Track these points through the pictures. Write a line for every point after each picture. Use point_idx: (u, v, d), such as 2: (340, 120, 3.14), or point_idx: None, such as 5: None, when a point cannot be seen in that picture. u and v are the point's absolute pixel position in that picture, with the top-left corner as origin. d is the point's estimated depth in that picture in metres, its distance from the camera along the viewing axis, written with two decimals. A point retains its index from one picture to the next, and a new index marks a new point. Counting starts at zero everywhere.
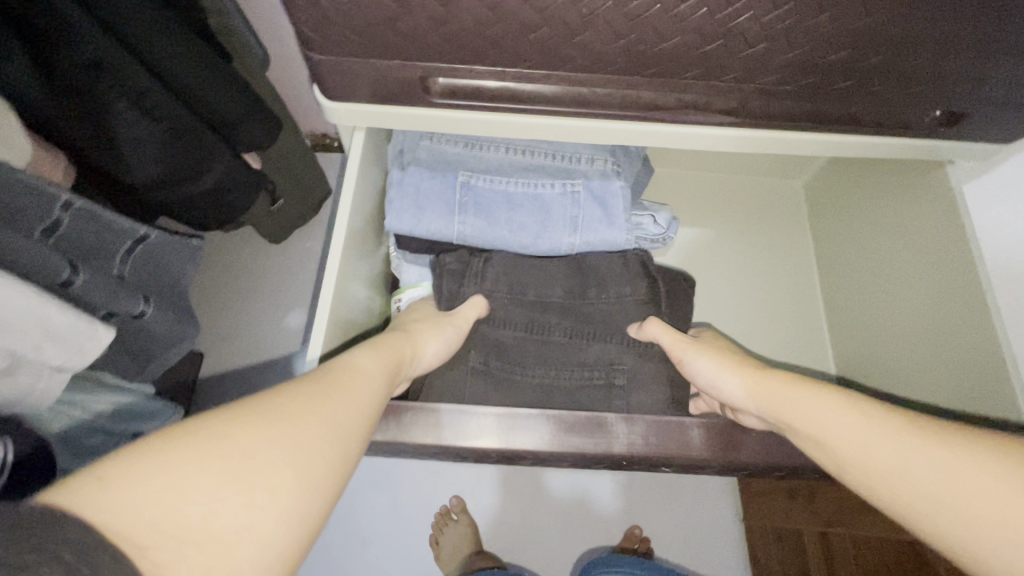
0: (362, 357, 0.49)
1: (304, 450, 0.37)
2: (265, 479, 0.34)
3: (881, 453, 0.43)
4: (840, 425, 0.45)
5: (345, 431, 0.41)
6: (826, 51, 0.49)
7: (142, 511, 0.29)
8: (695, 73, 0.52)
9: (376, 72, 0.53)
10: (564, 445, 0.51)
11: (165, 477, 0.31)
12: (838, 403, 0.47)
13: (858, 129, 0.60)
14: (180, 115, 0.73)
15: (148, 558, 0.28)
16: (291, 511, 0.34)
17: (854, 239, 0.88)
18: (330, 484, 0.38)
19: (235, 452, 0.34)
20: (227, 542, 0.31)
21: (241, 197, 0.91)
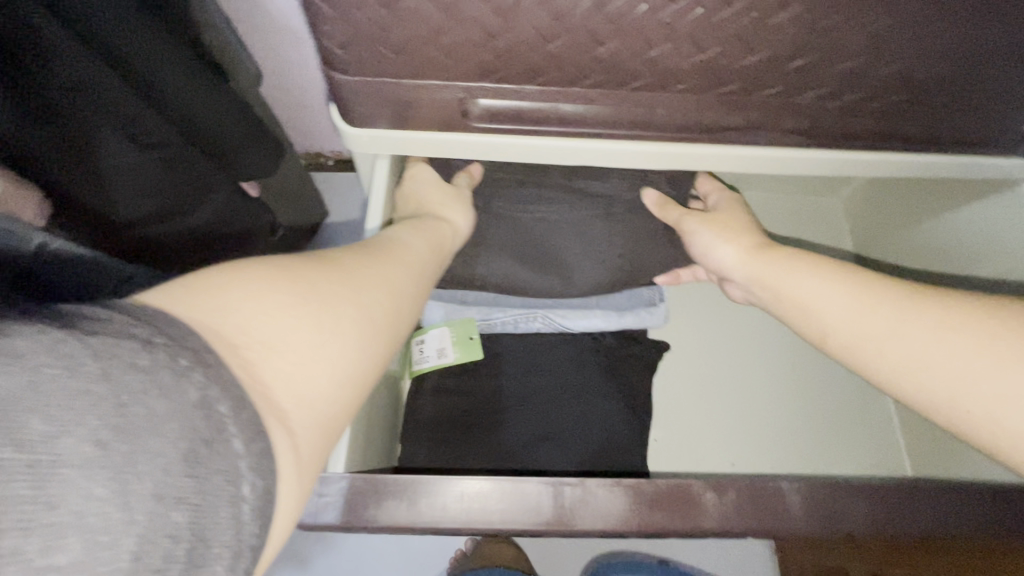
0: (407, 231, 0.47)
1: (366, 292, 0.34)
2: (332, 309, 0.32)
3: (856, 319, 0.46)
4: (827, 295, 0.48)
5: (404, 289, 0.38)
6: (930, 63, 0.43)
7: (230, 315, 0.28)
8: (776, 89, 0.45)
9: (410, 95, 0.45)
10: (645, 525, 0.46)
11: (245, 289, 0.29)
12: (835, 274, 0.49)
13: (938, 148, 0.54)
14: (174, 142, 0.66)
15: (237, 353, 0.27)
16: (357, 342, 0.32)
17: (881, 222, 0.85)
18: (394, 322, 0.36)
19: (302, 274, 0.32)
20: (311, 350, 0.30)
21: (239, 227, 0.84)
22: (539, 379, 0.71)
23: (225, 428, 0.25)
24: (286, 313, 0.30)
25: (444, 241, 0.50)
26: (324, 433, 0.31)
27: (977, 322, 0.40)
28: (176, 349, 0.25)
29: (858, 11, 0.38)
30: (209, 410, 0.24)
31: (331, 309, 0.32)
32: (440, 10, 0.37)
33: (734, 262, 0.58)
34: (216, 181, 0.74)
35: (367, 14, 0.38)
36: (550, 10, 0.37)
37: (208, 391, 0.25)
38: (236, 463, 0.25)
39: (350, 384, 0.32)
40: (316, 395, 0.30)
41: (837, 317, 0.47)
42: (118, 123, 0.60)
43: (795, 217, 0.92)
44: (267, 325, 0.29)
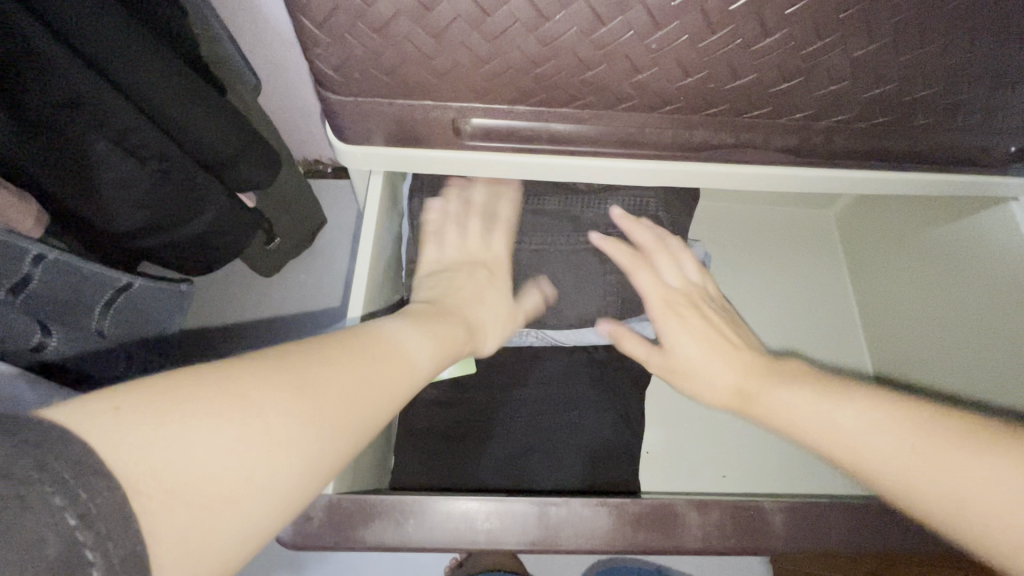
0: (401, 324, 0.48)
1: (313, 430, 0.34)
2: (264, 444, 0.31)
3: (887, 447, 0.41)
4: (835, 415, 0.44)
5: (359, 421, 0.38)
6: (914, 87, 0.44)
7: (152, 447, 0.27)
8: (763, 111, 0.46)
9: (403, 115, 0.46)
10: (630, 541, 0.46)
11: (174, 415, 0.29)
12: (843, 396, 0.45)
13: (926, 167, 0.55)
14: (169, 155, 0.66)
15: (142, 496, 0.26)
16: (278, 486, 0.32)
17: (875, 237, 0.86)
18: (331, 464, 0.35)
19: (249, 404, 0.32)
20: (225, 486, 0.30)
21: (235, 240, 0.83)
22: (531, 393, 0.71)
23: (75, 542, 0.23)
24: (209, 443, 0.29)
25: (436, 334, 0.51)
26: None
27: (957, 442, 0.40)
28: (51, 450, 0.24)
29: (842, 37, 0.39)
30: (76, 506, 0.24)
31: (258, 437, 0.31)
32: (431, 35, 0.38)
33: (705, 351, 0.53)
34: (212, 194, 0.73)
35: (360, 38, 0.38)
36: (538, 36, 0.38)
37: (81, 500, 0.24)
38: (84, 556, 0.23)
39: (252, 533, 0.31)
40: (221, 531, 0.29)
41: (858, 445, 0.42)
42: (110, 133, 0.60)
43: (788, 230, 0.93)
44: (194, 459, 0.29)
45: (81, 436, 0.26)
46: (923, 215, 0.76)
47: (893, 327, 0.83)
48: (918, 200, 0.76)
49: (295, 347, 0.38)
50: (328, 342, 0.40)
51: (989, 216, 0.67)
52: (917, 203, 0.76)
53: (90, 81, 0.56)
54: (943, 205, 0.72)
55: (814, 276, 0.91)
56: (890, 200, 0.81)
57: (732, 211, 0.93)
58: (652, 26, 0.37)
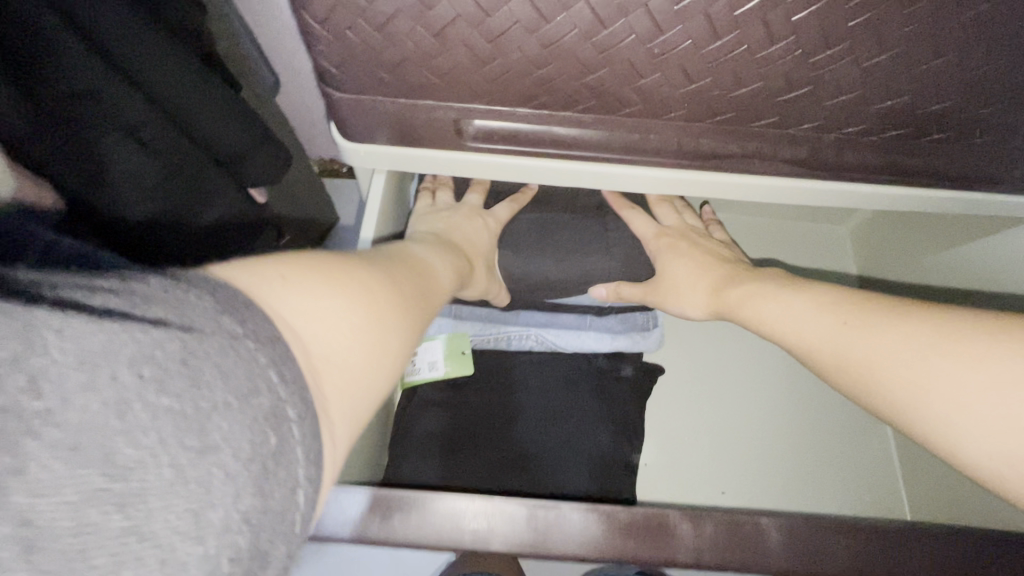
0: (431, 252, 0.51)
1: (403, 299, 0.36)
2: (378, 305, 0.33)
3: (821, 329, 0.48)
4: (798, 316, 0.51)
5: (425, 305, 0.40)
6: (927, 101, 0.43)
7: (310, 313, 0.28)
8: (771, 121, 0.45)
9: (406, 114, 0.46)
10: (614, 551, 0.45)
11: (320, 287, 0.29)
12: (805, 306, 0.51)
13: (941, 185, 0.54)
14: (182, 148, 0.67)
15: (299, 334, 0.26)
16: (394, 342, 0.33)
17: (888, 255, 0.83)
18: (420, 334, 0.37)
19: (356, 274, 0.33)
20: (370, 364, 0.31)
21: (244, 235, 0.83)
22: (531, 396, 0.71)
23: (291, 433, 0.23)
24: (351, 315, 0.30)
25: (459, 263, 0.55)
26: (355, 433, 0.29)
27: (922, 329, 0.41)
28: (255, 340, 0.23)
29: (850, 48, 0.38)
30: (274, 418, 0.23)
31: (387, 316, 0.33)
32: (431, 34, 0.38)
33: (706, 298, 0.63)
34: (223, 188, 0.75)
35: (361, 35, 0.38)
36: (540, 37, 0.38)
37: (279, 397, 0.23)
38: (295, 475, 0.24)
39: (382, 381, 0.32)
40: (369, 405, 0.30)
41: (816, 339, 0.48)
42: (121, 122, 0.61)
43: (802, 244, 0.91)
44: (333, 309, 0.29)
45: (254, 299, 0.25)
46: (940, 234, 0.74)
47: None
48: (935, 218, 0.73)
49: (366, 253, 0.39)
50: (378, 252, 0.42)
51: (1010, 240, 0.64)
52: (935, 220, 0.74)
53: (105, 74, 0.57)
54: (958, 224, 0.70)
55: None
56: (907, 217, 0.78)
57: (745, 223, 0.91)
58: (655, 31, 0.37)
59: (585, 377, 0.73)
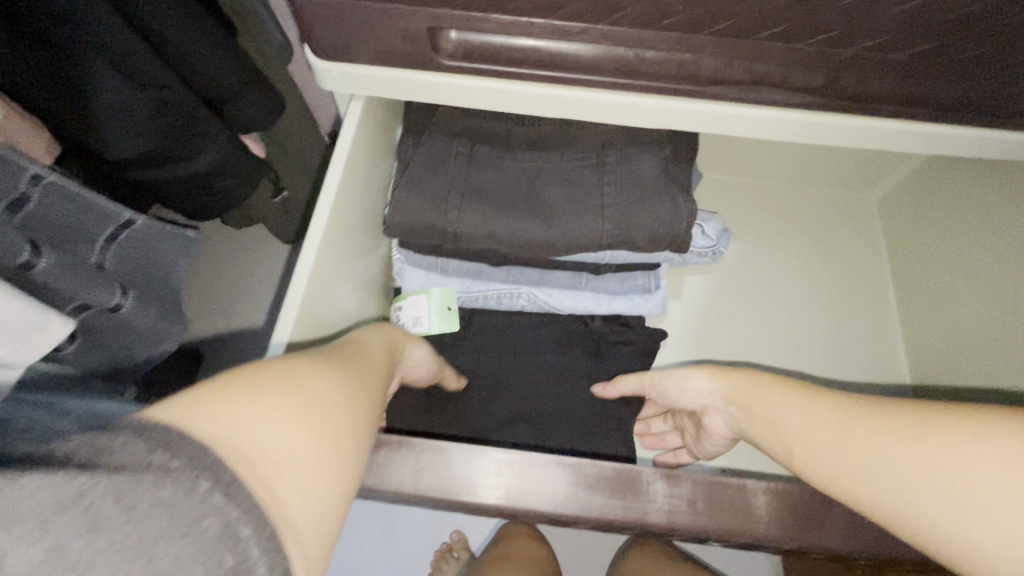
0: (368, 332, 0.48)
1: (354, 389, 0.36)
2: (331, 414, 0.33)
3: (838, 442, 0.40)
4: (804, 424, 0.43)
5: (375, 387, 0.40)
6: (954, 1, 0.38)
7: (259, 430, 0.29)
8: (776, 30, 0.41)
9: (378, 23, 0.43)
10: (583, 505, 0.41)
11: (268, 404, 0.30)
12: (797, 397, 0.45)
13: (976, 118, 0.48)
14: (168, 82, 0.64)
15: (260, 471, 0.27)
16: (347, 427, 0.34)
17: (921, 220, 0.76)
18: (374, 416, 0.38)
19: (297, 381, 0.33)
20: (344, 461, 0.32)
21: (237, 184, 0.81)
22: (517, 356, 0.67)
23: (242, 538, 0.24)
24: (293, 412, 0.31)
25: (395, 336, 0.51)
26: (328, 518, 0.30)
27: (952, 433, 0.34)
28: None
29: None
30: None
31: (332, 412, 0.33)
32: None
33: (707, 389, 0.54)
34: (213, 130, 0.72)
35: None
36: None
37: None
38: None
39: (348, 473, 0.33)
40: (342, 497, 0.32)
41: (842, 460, 0.39)
42: (111, 55, 0.59)
43: (826, 210, 0.84)
44: (273, 426, 0.29)
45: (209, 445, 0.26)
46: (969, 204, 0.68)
47: (924, 329, 0.73)
48: (987, 179, 0.66)
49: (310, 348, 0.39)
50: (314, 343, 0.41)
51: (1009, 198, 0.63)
52: (984, 179, 0.66)
53: None
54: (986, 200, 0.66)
55: (853, 265, 0.81)
56: (954, 178, 0.70)
57: (763, 188, 0.85)
58: None
59: (578, 338, 0.68)
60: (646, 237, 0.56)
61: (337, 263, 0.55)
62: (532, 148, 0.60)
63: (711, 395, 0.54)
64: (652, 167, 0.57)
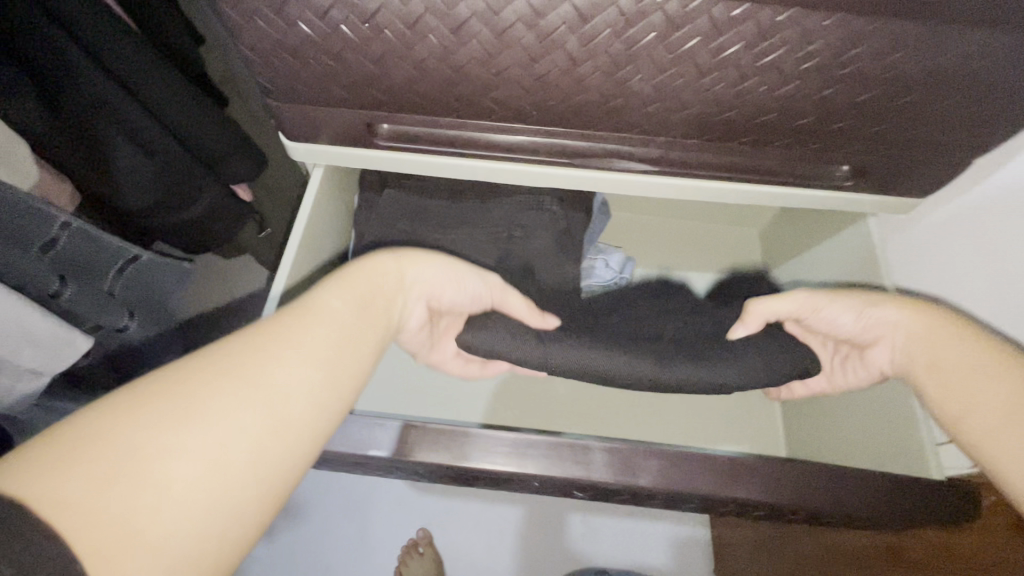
0: (328, 299, 0.45)
1: (236, 412, 0.35)
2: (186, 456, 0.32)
3: (993, 403, 0.45)
4: (973, 376, 0.46)
5: (288, 388, 0.38)
6: (718, 110, 0.56)
7: (85, 494, 0.29)
8: (607, 125, 0.59)
9: (328, 118, 0.61)
10: (472, 462, 0.56)
11: (98, 464, 0.30)
12: (988, 356, 0.47)
13: (776, 181, 0.66)
14: (173, 151, 0.80)
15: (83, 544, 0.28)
16: (216, 464, 0.33)
17: (789, 252, 0.95)
18: (275, 429, 0.36)
19: (147, 425, 0.32)
20: (215, 500, 0.33)
21: (224, 226, 0.98)
22: None
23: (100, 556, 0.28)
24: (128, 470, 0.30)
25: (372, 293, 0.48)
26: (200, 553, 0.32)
27: None
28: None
29: (638, 69, 0.52)
30: None
31: (193, 453, 0.33)
32: (330, 58, 0.53)
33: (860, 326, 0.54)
34: (206, 185, 0.89)
35: (283, 58, 0.53)
36: (409, 60, 0.52)
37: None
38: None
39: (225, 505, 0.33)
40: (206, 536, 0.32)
41: (988, 415, 0.45)
42: (127, 131, 0.75)
43: (719, 244, 1.02)
44: (104, 489, 0.29)
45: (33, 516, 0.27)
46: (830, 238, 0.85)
47: None
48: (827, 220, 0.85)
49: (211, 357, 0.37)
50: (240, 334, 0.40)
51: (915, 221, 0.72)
52: (828, 222, 0.85)
53: (111, 89, 0.71)
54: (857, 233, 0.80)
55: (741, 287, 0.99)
56: (806, 219, 0.89)
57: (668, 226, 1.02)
58: (487, 55, 0.52)
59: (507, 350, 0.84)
60: (544, 265, 0.73)
61: (302, 288, 0.71)
62: (460, 201, 0.78)
63: (893, 325, 0.53)
64: (550, 218, 0.76)
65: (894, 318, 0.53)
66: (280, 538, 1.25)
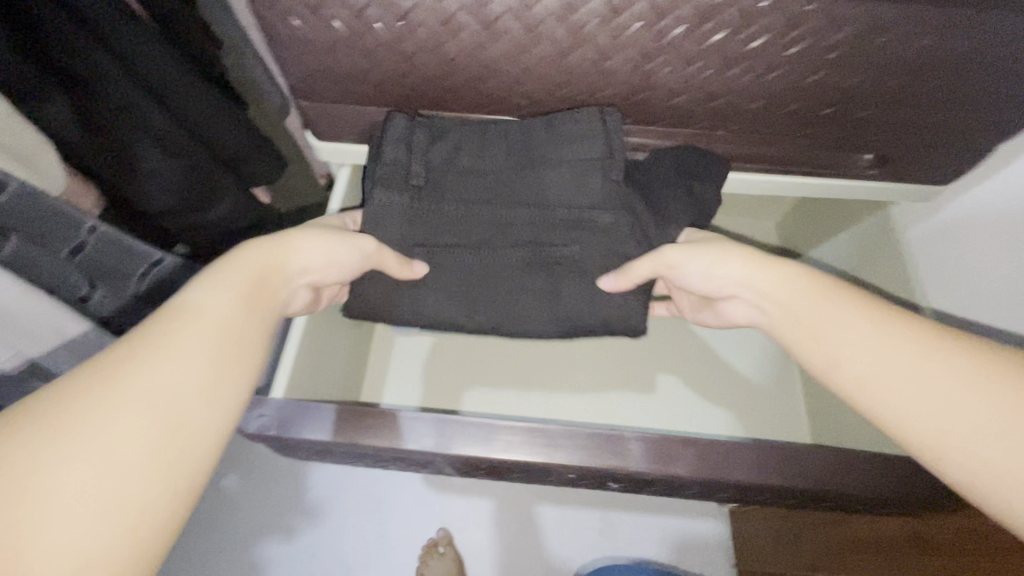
0: (202, 292, 0.43)
1: (100, 418, 0.33)
2: (64, 466, 0.31)
3: (869, 362, 0.45)
4: (846, 335, 0.47)
5: (174, 385, 0.37)
6: (741, 100, 0.58)
7: None
8: (631, 115, 0.62)
9: (357, 115, 0.62)
10: (512, 452, 0.57)
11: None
12: (849, 310, 0.48)
13: (799, 169, 0.67)
14: (194, 151, 0.81)
15: None
16: (92, 466, 0.32)
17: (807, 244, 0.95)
18: (161, 424, 0.35)
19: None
20: (107, 504, 0.32)
21: (247, 227, 0.97)
22: None
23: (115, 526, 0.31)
24: None
25: (262, 287, 0.47)
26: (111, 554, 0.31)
27: (1014, 403, 0.38)
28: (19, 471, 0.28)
29: (663, 60, 0.54)
30: None
31: (49, 464, 0.31)
32: (363, 55, 0.54)
33: (741, 277, 0.55)
34: (227, 186, 0.88)
35: (316, 57, 0.54)
36: (440, 53, 0.54)
37: None
38: None
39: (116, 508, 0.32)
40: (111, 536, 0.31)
41: (872, 371, 0.44)
42: (150, 132, 0.75)
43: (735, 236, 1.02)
44: None
45: None
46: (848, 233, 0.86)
47: None
48: (842, 212, 0.86)
49: (78, 364, 0.35)
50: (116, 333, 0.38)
51: (944, 207, 0.71)
52: (845, 215, 0.86)
53: (133, 90, 0.72)
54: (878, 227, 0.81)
55: None
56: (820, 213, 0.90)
57: None
58: (518, 49, 0.53)
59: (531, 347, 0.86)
60: None
61: None
62: None
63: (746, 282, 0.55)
64: None
65: (768, 277, 0.54)
66: (301, 540, 1.25)
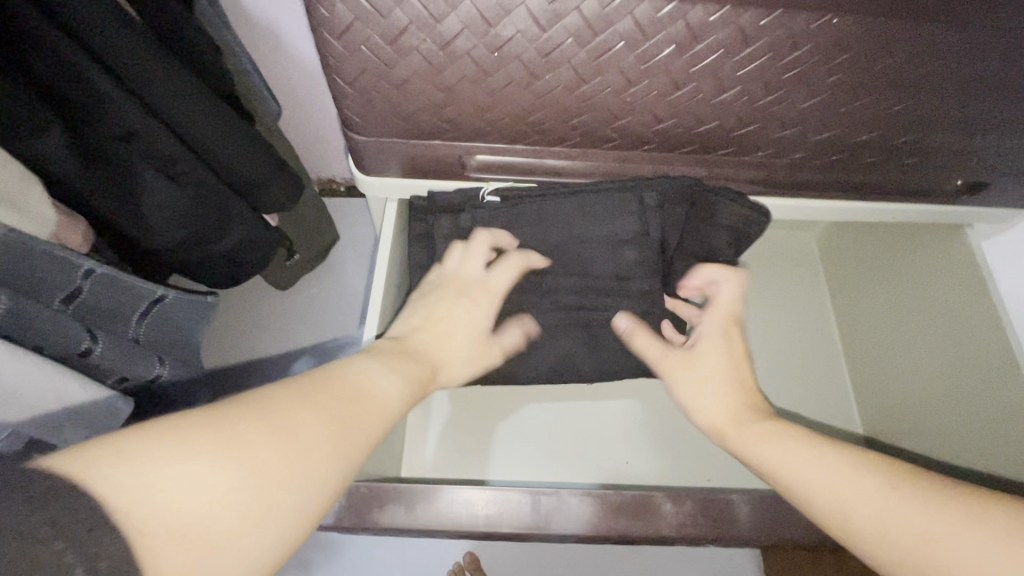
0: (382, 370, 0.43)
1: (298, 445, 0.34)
2: (257, 475, 0.31)
3: (867, 503, 0.39)
4: (826, 476, 0.41)
5: (349, 445, 0.36)
6: (856, 132, 0.50)
7: (154, 490, 0.28)
8: (729, 150, 0.53)
9: (414, 151, 0.53)
10: (610, 526, 0.52)
11: (191, 464, 0.30)
12: (819, 449, 0.43)
13: (890, 197, 0.60)
14: (208, 181, 0.71)
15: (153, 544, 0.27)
16: (273, 490, 0.32)
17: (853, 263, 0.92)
18: (328, 477, 0.35)
19: (221, 432, 0.31)
20: (265, 531, 0.31)
21: (259, 257, 0.87)
22: None
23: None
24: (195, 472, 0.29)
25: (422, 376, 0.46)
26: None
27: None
28: None
29: (785, 94, 0.46)
30: None
31: (249, 475, 0.31)
32: (439, 89, 0.45)
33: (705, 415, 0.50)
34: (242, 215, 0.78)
35: (381, 92, 0.45)
36: (532, 90, 0.45)
37: None
38: None
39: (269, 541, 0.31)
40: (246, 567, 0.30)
41: (865, 515, 0.39)
42: (157, 161, 0.66)
43: (775, 252, 0.99)
44: (184, 491, 0.29)
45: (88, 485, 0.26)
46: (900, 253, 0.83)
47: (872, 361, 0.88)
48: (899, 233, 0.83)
49: (285, 391, 0.36)
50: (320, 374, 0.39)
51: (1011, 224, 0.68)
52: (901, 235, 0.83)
53: (141, 119, 0.61)
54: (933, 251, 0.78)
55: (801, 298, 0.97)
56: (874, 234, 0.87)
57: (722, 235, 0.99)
58: (626, 84, 0.44)
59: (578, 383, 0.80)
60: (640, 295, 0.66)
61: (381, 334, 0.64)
62: None
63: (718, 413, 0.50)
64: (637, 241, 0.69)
65: (745, 425, 0.48)
66: None
